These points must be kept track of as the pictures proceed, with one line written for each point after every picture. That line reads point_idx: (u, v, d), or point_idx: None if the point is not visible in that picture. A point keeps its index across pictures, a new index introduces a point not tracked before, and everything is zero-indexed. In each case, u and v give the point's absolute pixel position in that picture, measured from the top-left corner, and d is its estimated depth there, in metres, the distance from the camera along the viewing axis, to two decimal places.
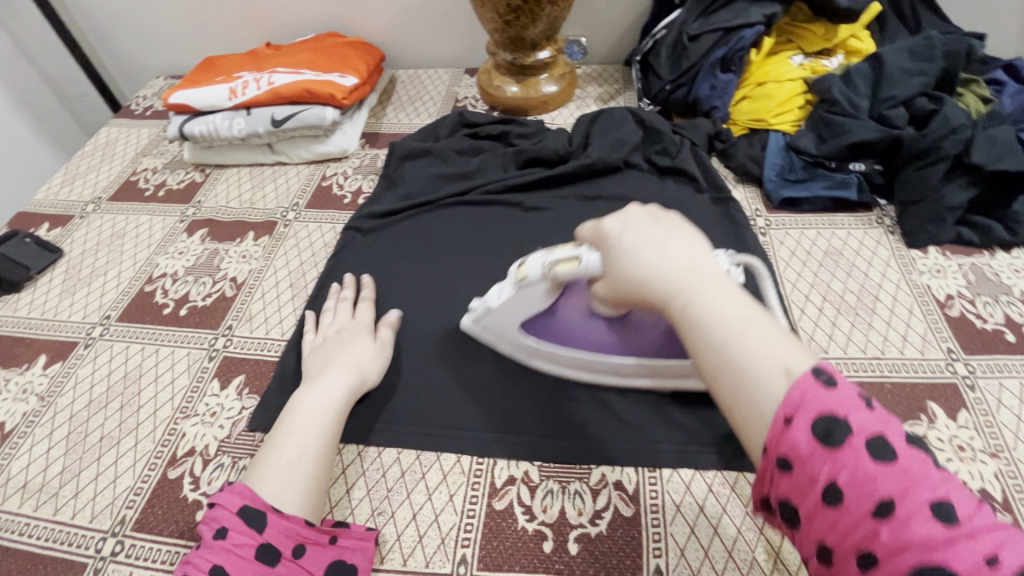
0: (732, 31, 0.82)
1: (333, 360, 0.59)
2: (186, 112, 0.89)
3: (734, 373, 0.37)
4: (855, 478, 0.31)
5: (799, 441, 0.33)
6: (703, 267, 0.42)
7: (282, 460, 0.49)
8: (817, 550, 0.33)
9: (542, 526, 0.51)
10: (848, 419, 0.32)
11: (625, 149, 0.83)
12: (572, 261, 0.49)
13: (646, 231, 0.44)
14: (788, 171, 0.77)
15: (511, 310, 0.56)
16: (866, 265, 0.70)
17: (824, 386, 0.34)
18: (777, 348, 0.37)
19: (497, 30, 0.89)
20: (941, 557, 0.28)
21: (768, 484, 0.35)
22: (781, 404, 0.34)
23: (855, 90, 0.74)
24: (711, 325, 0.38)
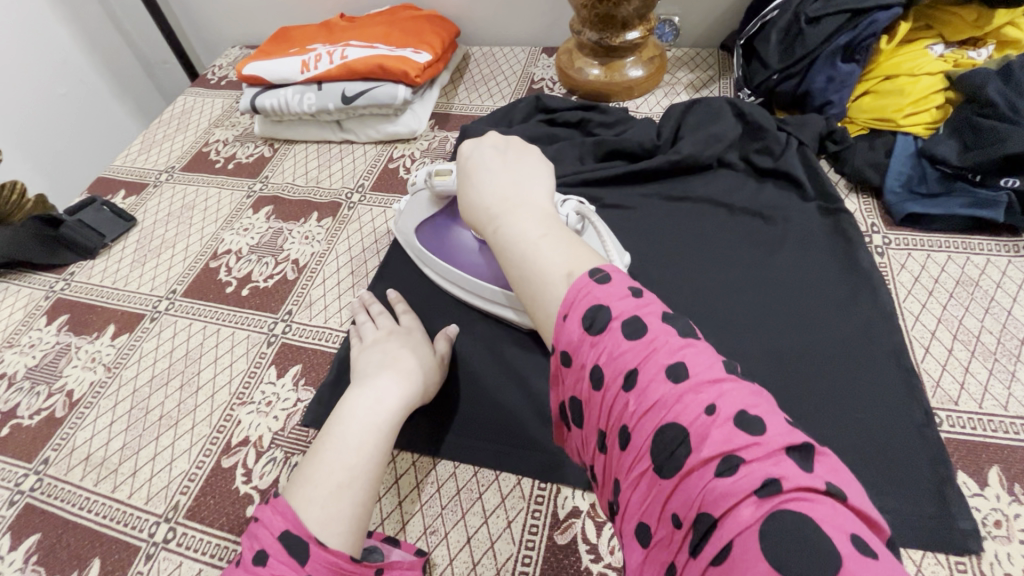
0: (862, 13, 0.70)
1: (389, 366, 0.54)
2: (258, 85, 0.87)
3: (528, 280, 0.42)
4: (611, 358, 0.34)
5: (572, 332, 0.36)
6: (523, 195, 0.47)
7: (331, 483, 0.44)
8: (601, 440, 0.35)
9: (608, 570, 0.46)
10: (610, 307, 0.36)
11: (719, 145, 0.74)
12: (444, 172, 0.58)
13: (486, 163, 0.51)
14: (917, 181, 0.66)
15: (408, 212, 0.65)
16: (1009, 301, 0.59)
17: (598, 283, 0.37)
18: (567, 256, 0.41)
19: (585, 5, 0.80)
20: (676, 415, 0.31)
21: (563, 386, 0.38)
22: (562, 302, 0.38)
23: (1017, 89, 0.62)
24: (515, 244, 0.44)
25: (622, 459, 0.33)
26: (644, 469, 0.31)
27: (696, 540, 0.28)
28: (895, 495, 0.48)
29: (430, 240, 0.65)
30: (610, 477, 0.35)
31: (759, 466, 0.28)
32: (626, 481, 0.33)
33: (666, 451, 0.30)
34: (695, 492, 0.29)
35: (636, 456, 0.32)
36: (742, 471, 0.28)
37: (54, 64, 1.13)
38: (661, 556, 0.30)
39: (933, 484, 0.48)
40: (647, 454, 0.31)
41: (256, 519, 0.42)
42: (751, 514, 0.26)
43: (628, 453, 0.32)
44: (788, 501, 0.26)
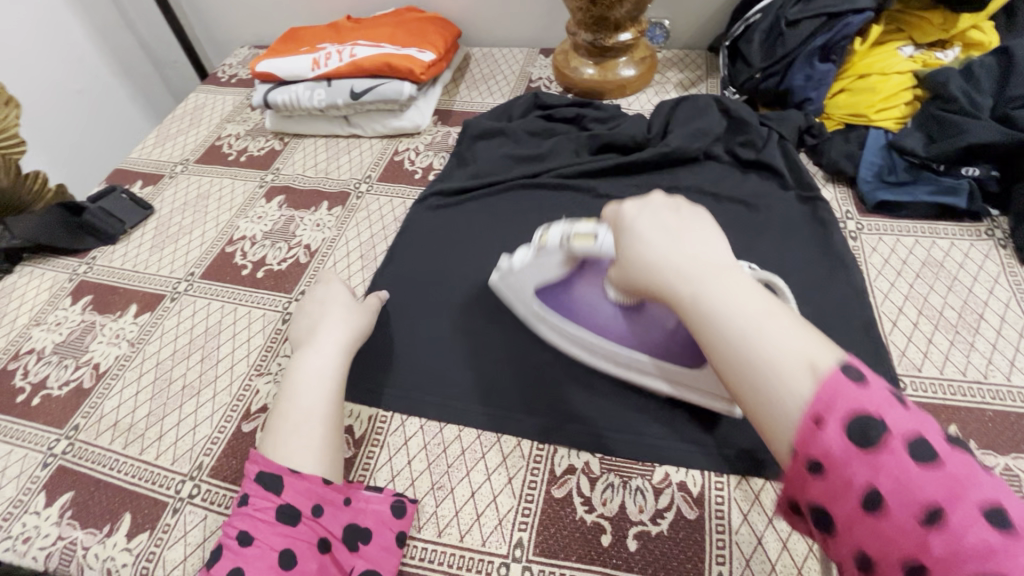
0: (837, 16, 0.76)
1: (324, 324, 0.60)
2: (270, 81, 0.92)
3: (752, 366, 0.34)
4: (898, 481, 0.28)
5: (834, 442, 0.30)
6: (711, 260, 0.40)
7: (292, 424, 0.51)
8: (861, 566, 0.29)
9: (601, 519, 0.51)
10: (886, 419, 0.29)
11: (705, 139, 0.79)
12: (588, 237, 0.51)
13: (665, 223, 0.44)
14: (887, 172, 0.71)
15: (528, 272, 0.58)
16: (971, 280, 0.64)
17: (854, 381, 0.31)
18: (804, 342, 0.34)
19: (580, 8, 0.86)
20: (995, 569, 0.25)
21: (798, 487, 0.32)
22: (805, 402, 0.31)
23: (976, 86, 0.67)
24: (728, 317, 0.37)
25: None
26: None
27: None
28: None
29: (554, 301, 0.60)
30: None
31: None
32: None
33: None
34: None
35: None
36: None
37: (69, 62, 1.17)
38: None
39: None
40: None
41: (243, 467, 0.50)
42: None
43: None
44: None
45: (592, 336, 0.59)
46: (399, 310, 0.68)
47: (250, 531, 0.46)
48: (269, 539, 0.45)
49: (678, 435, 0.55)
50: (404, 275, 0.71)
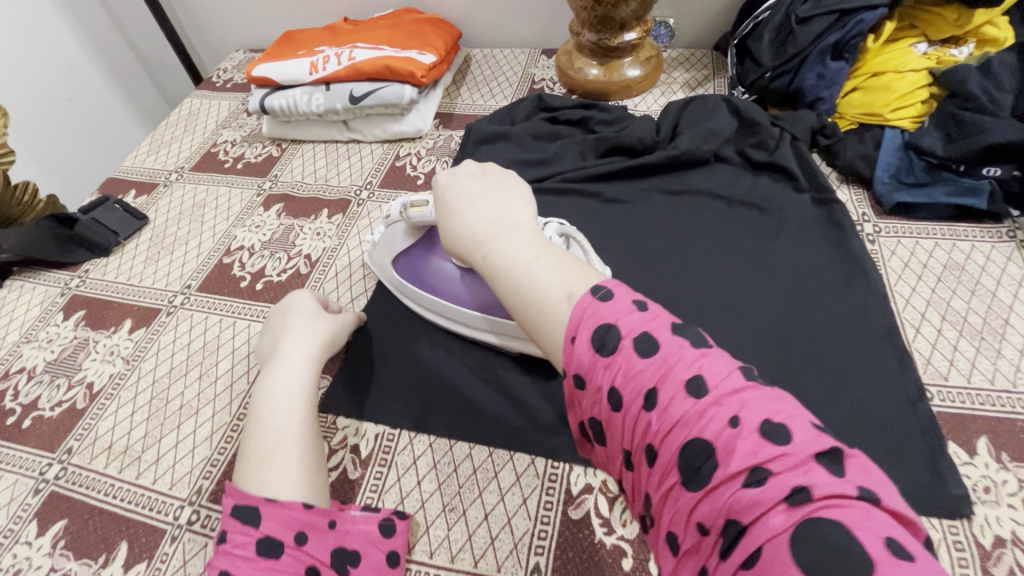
0: (848, 14, 0.74)
1: (285, 343, 0.57)
2: (267, 86, 0.89)
3: (527, 303, 0.43)
4: (629, 377, 0.35)
5: (582, 355, 0.38)
6: (503, 218, 0.50)
7: (258, 450, 0.49)
8: (624, 457, 0.37)
9: (621, 542, 0.48)
10: (619, 326, 0.37)
11: (715, 141, 0.77)
12: (420, 204, 0.59)
13: (466, 191, 0.53)
14: (904, 172, 0.70)
15: (383, 245, 0.64)
16: (995, 283, 0.62)
17: (601, 302, 0.39)
18: (566, 276, 0.43)
19: (585, 8, 0.84)
20: (700, 429, 0.32)
21: (579, 405, 0.39)
22: (565, 326, 0.40)
23: (995, 84, 0.65)
24: (508, 268, 0.45)
25: (650, 477, 0.34)
26: (671, 487, 0.32)
27: (726, 545, 0.29)
28: (891, 465, 0.51)
29: (408, 273, 0.65)
30: (633, 491, 0.37)
31: (787, 475, 0.29)
32: (654, 500, 0.34)
33: (695, 465, 0.32)
34: (725, 500, 0.30)
35: (664, 471, 0.33)
36: (771, 482, 0.29)
37: (61, 69, 1.15)
38: (694, 565, 0.31)
39: (926, 454, 0.51)
40: (674, 471, 0.32)
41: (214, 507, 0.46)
42: (782, 521, 0.28)
43: (655, 471, 0.34)
44: (817, 509, 0.28)
45: (438, 300, 0.62)
46: (391, 329, 0.65)
47: (228, 569, 0.42)
48: None
49: None
50: None
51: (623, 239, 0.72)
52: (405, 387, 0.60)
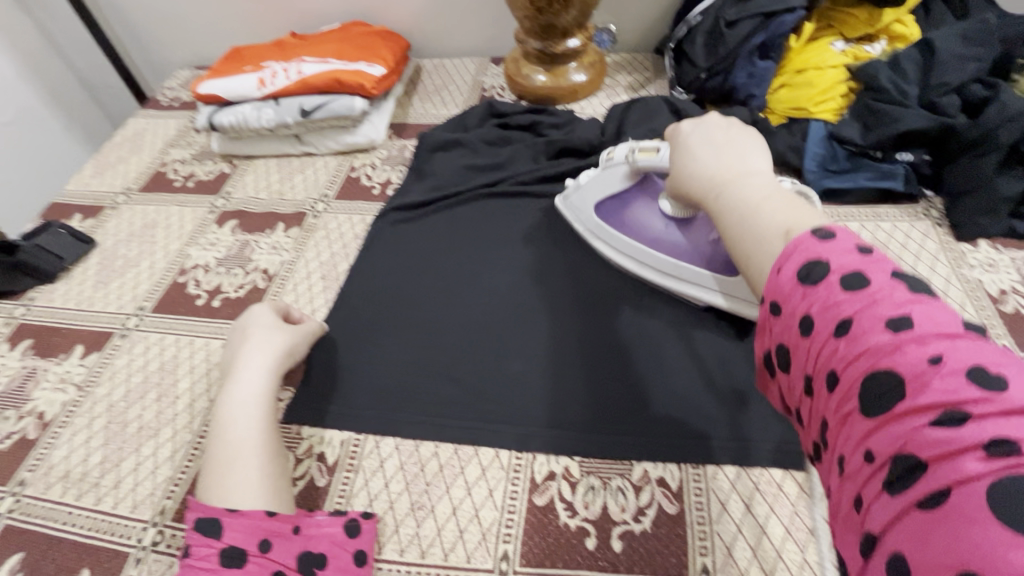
0: (771, 16, 0.79)
1: (243, 356, 0.56)
2: (214, 103, 0.88)
3: (744, 238, 0.40)
4: (825, 306, 0.32)
5: (783, 283, 0.34)
6: (748, 166, 0.46)
7: (221, 463, 0.49)
8: (804, 387, 0.33)
9: (585, 523, 0.51)
10: (829, 262, 0.33)
11: (658, 139, 0.81)
12: (651, 150, 0.62)
13: (714, 138, 0.49)
14: (830, 161, 0.74)
15: (595, 185, 0.69)
16: (913, 259, 0.68)
17: (820, 239, 0.34)
18: (788, 214, 0.39)
19: (528, 17, 0.87)
20: (895, 362, 0.28)
21: (767, 334, 0.36)
22: (779, 257, 0.36)
23: (903, 76, 0.71)
24: (738, 206, 0.42)
25: (827, 402, 0.31)
26: (850, 411, 0.29)
27: (900, 471, 0.26)
28: None
29: (613, 216, 0.69)
30: (809, 424, 0.33)
31: (983, 419, 0.24)
32: (830, 427, 0.31)
33: (882, 392, 0.28)
34: (900, 432, 0.26)
35: (842, 396, 0.30)
36: (969, 425, 0.25)
37: None
38: (854, 486, 0.28)
39: None
40: (854, 398, 0.29)
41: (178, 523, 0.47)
42: (979, 467, 0.24)
43: (834, 396, 0.30)
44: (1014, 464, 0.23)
45: (642, 248, 0.67)
46: (354, 337, 0.66)
47: None
48: None
49: (652, 432, 0.56)
50: (368, 293, 0.70)
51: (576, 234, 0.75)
52: (372, 393, 0.61)
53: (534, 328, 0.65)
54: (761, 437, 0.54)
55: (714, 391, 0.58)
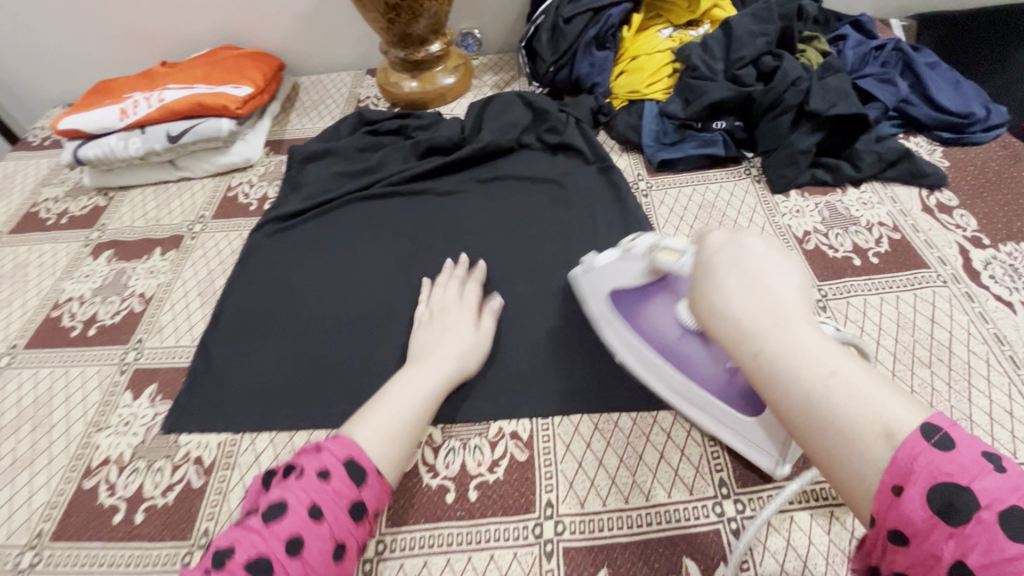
0: (600, 11, 0.88)
1: (436, 346, 0.61)
2: (78, 137, 0.89)
3: (821, 427, 0.34)
4: (990, 558, 0.27)
5: (918, 514, 0.29)
6: (786, 305, 0.38)
7: (384, 429, 0.52)
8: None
9: (445, 480, 0.56)
10: (972, 489, 0.28)
11: (514, 131, 0.88)
12: (675, 252, 0.53)
13: (743, 265, 0.41)
14: (662, 135, 0.83)
15: (612, 272, 0.59)
16: (736, 213, 0.77)
17: (938, 449, 0.29)
18: (883, 402, 0.32)
19: (383, 28, 0.91)
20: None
21: (886, 556, 0.31)
22: (884, 471, 0.31)
23: (710, 55, 0.81)
24: (800, 372, 0.35)
25: None
26: None
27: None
28: None
29: (622, 307, 0.60)
30: None
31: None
32: None
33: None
34: None
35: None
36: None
37: None
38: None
39: None
40: None
41: (319, 445, 0.49)
42: None
43: None
44: None
45: (651, 352, 0.58)
46: (234, 345, 0.68)
47: (284, 500, 0.45)
48: (297, 512, 0.45)
49: (507, 394, 0.62)
50: (243, 303, 0.73)
51: (444, 225, 0.80)
52: (247, 394, 0.64)
53: (401, 316, 0.70)
54: (600, 385, 0.61)
55: (561, 351, 0.65)
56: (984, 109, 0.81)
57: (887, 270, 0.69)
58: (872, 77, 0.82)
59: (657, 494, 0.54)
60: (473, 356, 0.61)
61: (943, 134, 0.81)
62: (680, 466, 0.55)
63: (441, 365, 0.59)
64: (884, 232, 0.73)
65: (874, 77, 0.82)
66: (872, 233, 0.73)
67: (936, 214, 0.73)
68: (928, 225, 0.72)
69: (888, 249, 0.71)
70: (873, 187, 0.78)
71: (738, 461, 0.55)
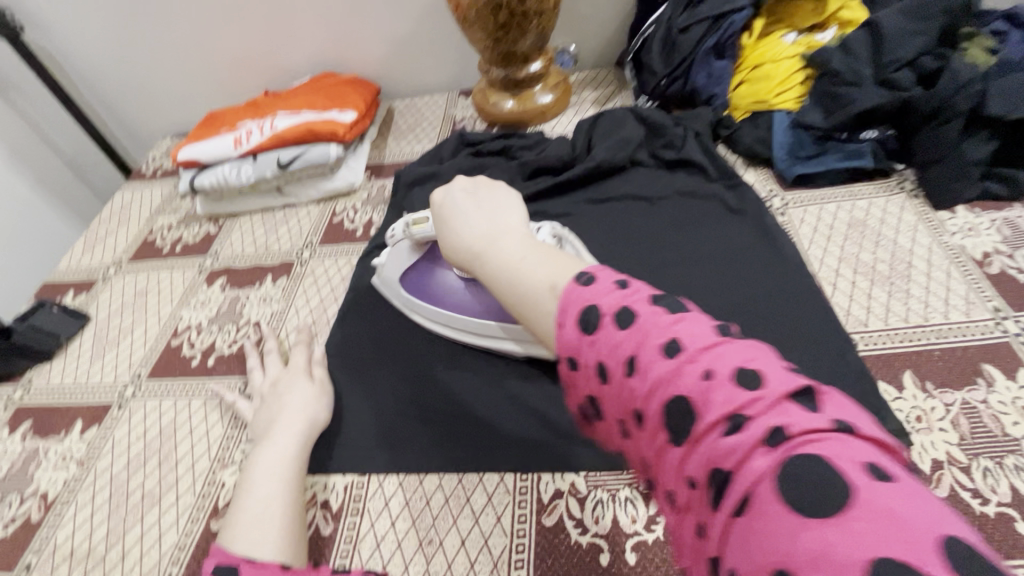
0: (721, 18, 0.82)
1: (279, 414, 0.58)
2: (196, 167, 0.91)
3: (515, 300, 0.39)
4: (610, 349, 0.32)
5: (570, 335, 0.34)
6: (496, 223, 0.45)
7: (250, 515, 0.48)
8: (619, 430, 0.33)
9: (597, 538, 0.50)
10: (600, 303, 0.34)
11: (629, 148, 0.82)
12: (422, 219, 0.62)
13: (459, 204, 0.48)
14: (798, 148, 0.76)
15: (392, 263, 0.69)
16: (894, 232, 0.68)
17: (583, 285, 0.35)
18: (552, 267, 0.38)
19: (488, 48, 0.89)
20: (686, 389, 0.29)
21: (575, 390, 0.35)
22: (554, 316, 0.35)
23: (856, 58, 0.73)
24: (501, 268, 0.41)
25: (642, 438, 0.31)
26: (662, 445, 0.29)
27: (715, 496, 0.26)
28: None
29: (415, 288, 0.69)
30: (637, 464, 0.33)
31: (764, 419, 0.26)
32: (652, 463, 0.31)
33: (681, 422, 0.28)
34: (710, 454, 0.27)
35: (653, 432, 0.30)
36: (749, 426, 0.26)
37: None
38: (692, 523, 0.28)
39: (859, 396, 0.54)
40: (662, 432, 0.29)
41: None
42: (765, 462, 0.25)
43: (646, 432, 0.30)
44: (798, 445, 0.25)
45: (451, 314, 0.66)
46: (355, 379, 0.65)
47: None
48: None
49: None
50: (358, 334, 0.70)
51: None
52: (370, 431, 0.61)
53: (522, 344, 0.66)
54: None
55: None
56: None
57: None
58: None
59: None
60: (321, 406, 0.60)
61: None
62: None
63: (288, 427, 0.57)
64: None
65: None
66: None
67: None
68: None
69: None
70: None
71: None
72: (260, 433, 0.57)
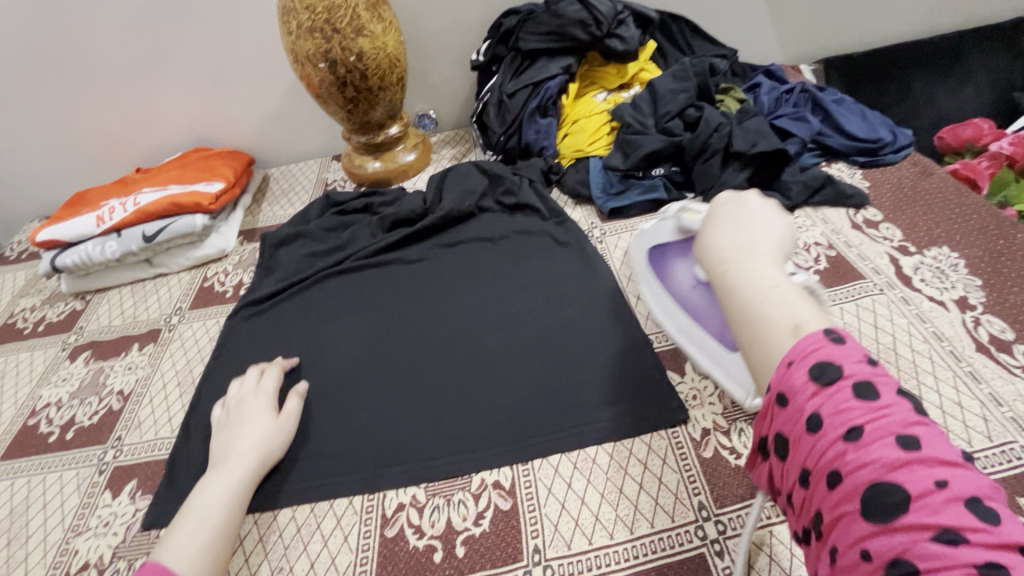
0: (539, 84, 0.97)
1: (236, 445, 0.60)
2: (57, 247, 0.93)
3: (746, 322, 0.41)
4: (836, 409, 0.33)
5: (795, 379, 0.35)
6: (753, 242, 0.46)
7: (185, 534, 0.51)
8: (799, 478, 0.35)
9: (432, 540, 0.56)
10: (842, 365, 0.34)
11: (473, 197, 0.94)
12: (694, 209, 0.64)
13: (739, 216, 0.49)
14: (609, 186, 0.91)
15: (653, 232, 0.73)
16: None
17: (833, 342, 0.36)
18: (803, 312, 0.39)
19: (345, 119, 0.99)
20: (901, 480, 0.29)
21: (771, 421, 0.37)
22: (789, 351, 0.37)
23: (641, 112, 0.90)
24: (741, 287, 0.43)
25: (824, 497, 0.32)
26: (850, 512, 0.30)
27: None
28: (631, 402, 0.64)
29: (654, 261, 0.72)
30: (801, 510, 0.35)
31: (981, 548, 0.26)
32: (824, 520, 0.32)
33: (883, 504, 0.29)
34: (901, 544, 0.28)
35: (842, 497, 0.31)
36: (963, 548, 0.26)
37: None
38: None
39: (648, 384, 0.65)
40: (855, 501, 0.30)
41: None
42: None
43: (834, 492, 0.31)
44: None
45: (669, 300, 0.68)
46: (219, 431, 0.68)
47: None
48: None
49: (494, 444, 0.63)
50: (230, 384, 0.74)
51: (417, 287, 0.84)
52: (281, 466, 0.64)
53: (389, 375, 0.72)
54: (583, 421, 0.63)
55: (542, 401, 0.66)
56: (891, 134, 0.91)
57: (827, 285, 0.74)
58: (786, 117, 0.91)
59: (640, 527, 0.54)
60: (274, 443, 0.62)
61: (858, 159, 0.90)
62: (660, 496, 0.56)
63: (241, 462, 0.59)
64: (820, 251, 0.78)
65: (788, 117, 0.92)
66: (809, 253, 0.78)
67: (864, 229, 0.80)
68: (859, 240, 0.79)
69: (825, 266, 0.76)
70: (805, 212, 0.85)
71: (716, 482, 0.56)
72: (215, 460, 0.60)
